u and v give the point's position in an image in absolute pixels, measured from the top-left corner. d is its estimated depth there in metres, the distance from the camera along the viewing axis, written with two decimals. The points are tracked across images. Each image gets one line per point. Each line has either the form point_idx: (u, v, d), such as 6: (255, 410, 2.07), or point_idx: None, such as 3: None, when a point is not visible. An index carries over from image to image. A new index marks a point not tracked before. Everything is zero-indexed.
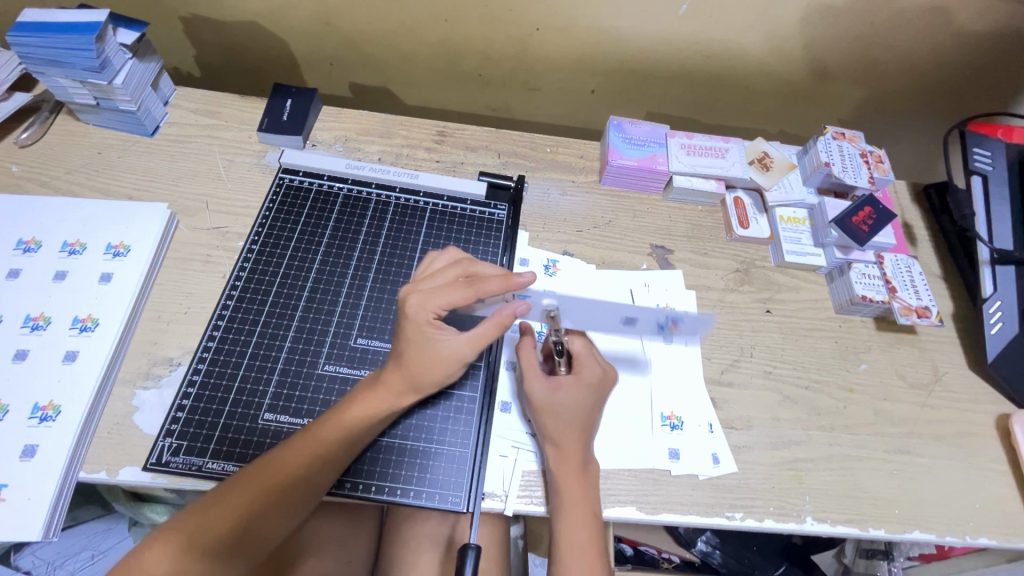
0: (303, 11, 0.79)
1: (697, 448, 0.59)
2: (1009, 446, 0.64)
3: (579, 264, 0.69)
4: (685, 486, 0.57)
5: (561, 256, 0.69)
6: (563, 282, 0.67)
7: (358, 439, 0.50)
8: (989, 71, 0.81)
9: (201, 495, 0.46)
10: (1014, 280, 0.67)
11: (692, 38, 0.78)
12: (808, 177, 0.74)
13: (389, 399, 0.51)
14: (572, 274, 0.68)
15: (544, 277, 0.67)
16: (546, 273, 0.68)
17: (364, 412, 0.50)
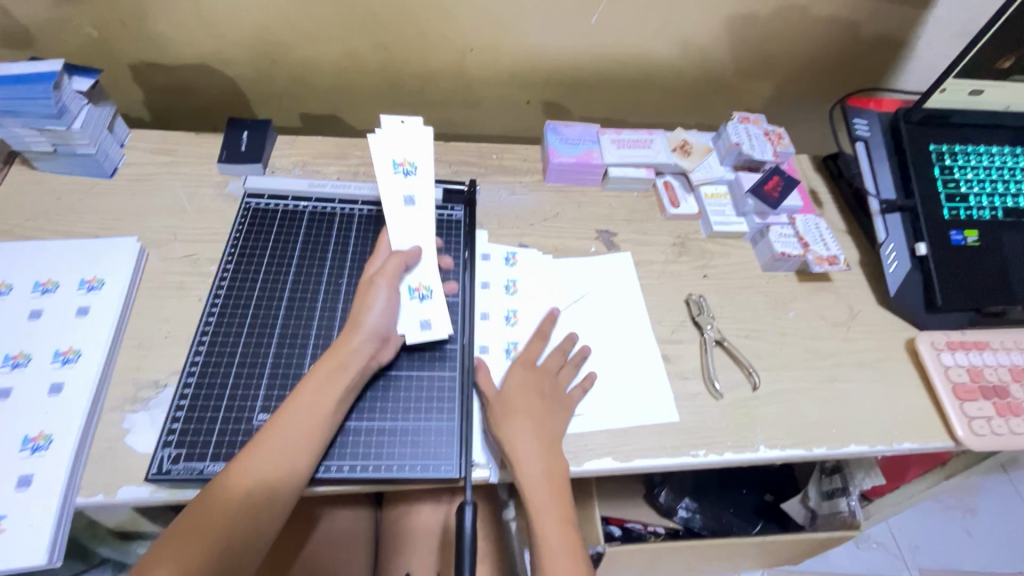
0: (250, 51, 0.84)
1: (659, 399, 0.67)
2: (918, 365, 0.74)
3: (537, 254, 0.76)
4: (652, 433, 0.64)
5: (518, 247, 0.75)
6: (523, 270, 0.74)
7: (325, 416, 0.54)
8: (858, 56, 0.95)
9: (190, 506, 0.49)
10: (901, 225, 0.79)
11: (609, 47, 0.89)
12: (724, 157, 0.85)
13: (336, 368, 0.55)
14: (530, 262, 0.74)
15: (503, 265, 0.74)
16: (506, 264, 0.74)
17: (320, 387, 0.54)
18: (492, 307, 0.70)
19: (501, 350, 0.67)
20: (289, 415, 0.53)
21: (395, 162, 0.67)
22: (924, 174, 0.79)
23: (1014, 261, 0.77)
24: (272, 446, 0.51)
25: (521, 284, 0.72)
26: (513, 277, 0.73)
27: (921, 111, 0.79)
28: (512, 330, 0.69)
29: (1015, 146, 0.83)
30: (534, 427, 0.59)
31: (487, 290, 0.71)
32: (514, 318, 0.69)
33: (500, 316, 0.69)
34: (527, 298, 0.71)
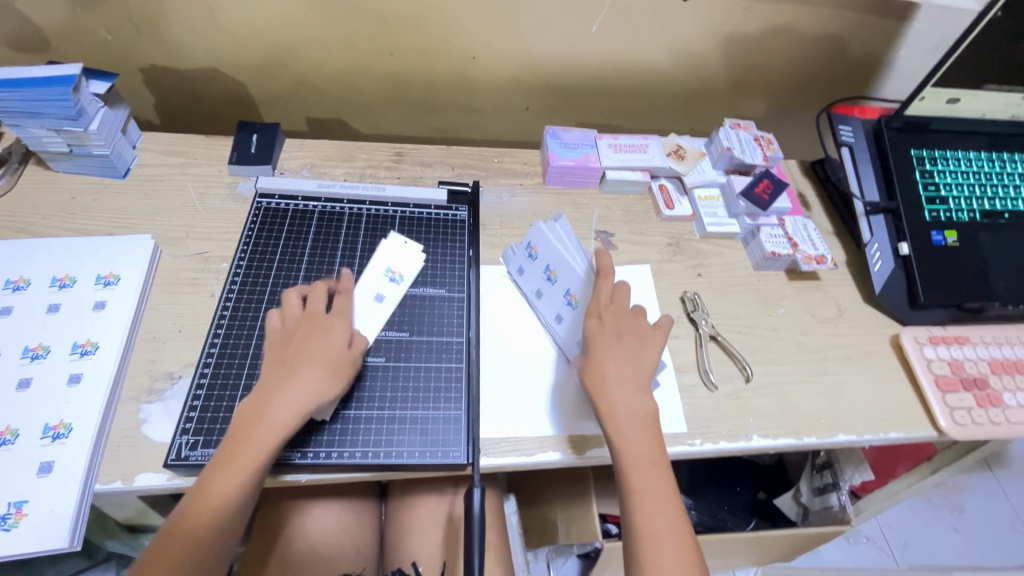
0: (259, 56, 0.86)
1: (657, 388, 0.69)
2: (902, 359, 0.78)
3: (546, 227, 0.68)
4: None
5: (532, 234, 0.71)
6: (548, 253, 0.68)
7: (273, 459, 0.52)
8: (843, 66, 1.00)
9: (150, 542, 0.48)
10: (885, 226, 0.83)
11: (606, 56, 0.92)
12: (717, 161, 0.88)
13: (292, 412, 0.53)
14: (543, 243, 0.69)
15: (532, 262, 0.71)
16: (529, 257, 0.71)
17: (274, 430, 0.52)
18: (555, 306, 0.68)
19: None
20: (271, 425, 0.52)
21: (389, 269, 0.69)
22: (906, 178, 0.83)
23: (992, 261, 0.81)
24: (252, 455, 0.51)
25: (555, 267, 0.67)
26: (546, 263, 0.69)
27: (902, 117, 0.84)
28: (580, 311, 0.65)
29: (991, 152, 0.87)
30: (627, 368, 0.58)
31: (543, 295, 0.70)
32: (573, 298, 0.66)
33: (564, 307, 0.67)
34: (568, 273, 0.66)
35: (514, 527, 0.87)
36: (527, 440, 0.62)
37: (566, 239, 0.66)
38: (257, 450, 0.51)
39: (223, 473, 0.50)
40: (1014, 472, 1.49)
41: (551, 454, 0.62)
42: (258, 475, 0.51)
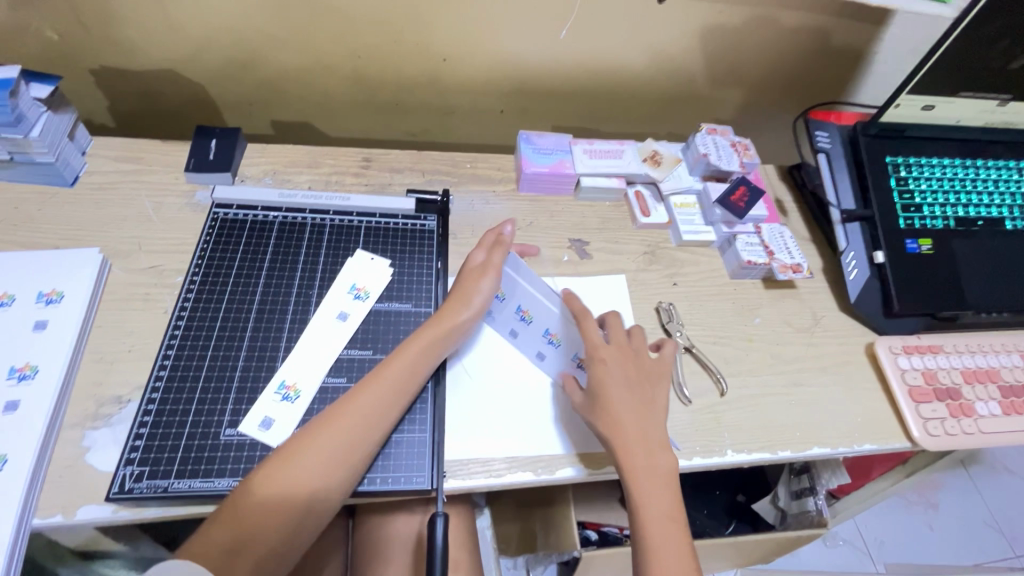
0: (218, 56, 0.82)
1: None
2: (876, 369, 0.77)
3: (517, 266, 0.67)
4: None
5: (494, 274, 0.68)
6: (517, 294, 0.67)
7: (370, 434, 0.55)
8: (820, 70, 0.99)
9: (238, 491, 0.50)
10: (860, 234, 0.82)
11: (581, 58, 0.90)
12: (693, 167, 0.87)
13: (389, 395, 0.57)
14: (512, 285, 0.67)
15: (499, 303, 0.68)
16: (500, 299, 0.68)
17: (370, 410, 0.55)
18: (534, 345, 0.68)
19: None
20: (363, 411, 0.55)
21: (353, 286, 0.67)
22: (881, 186, 0.83)
23: (965, 269, 0.81)
24: (318, 450, 0.52)
25: (529, 307, 0.67)
26: (516, 304, 0.68)
27: (878, 124, 0.83)
28: (565, 347, 0.67)
29: (966, 158, 0.87)
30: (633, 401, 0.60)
31: (518, 334, 0.69)
32: (554, 335, 0.67)
33: (547, 346, 0.67)
34: (544, 312, 0.67)
35: (488, 542, 0.86)
36: (496, 460, 0.60)
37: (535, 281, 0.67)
38: (328, 448, 0.52)
39: (282, 465, 0.51)
40: (987, 470, 1.51)
41: (520, 475, 0.60)
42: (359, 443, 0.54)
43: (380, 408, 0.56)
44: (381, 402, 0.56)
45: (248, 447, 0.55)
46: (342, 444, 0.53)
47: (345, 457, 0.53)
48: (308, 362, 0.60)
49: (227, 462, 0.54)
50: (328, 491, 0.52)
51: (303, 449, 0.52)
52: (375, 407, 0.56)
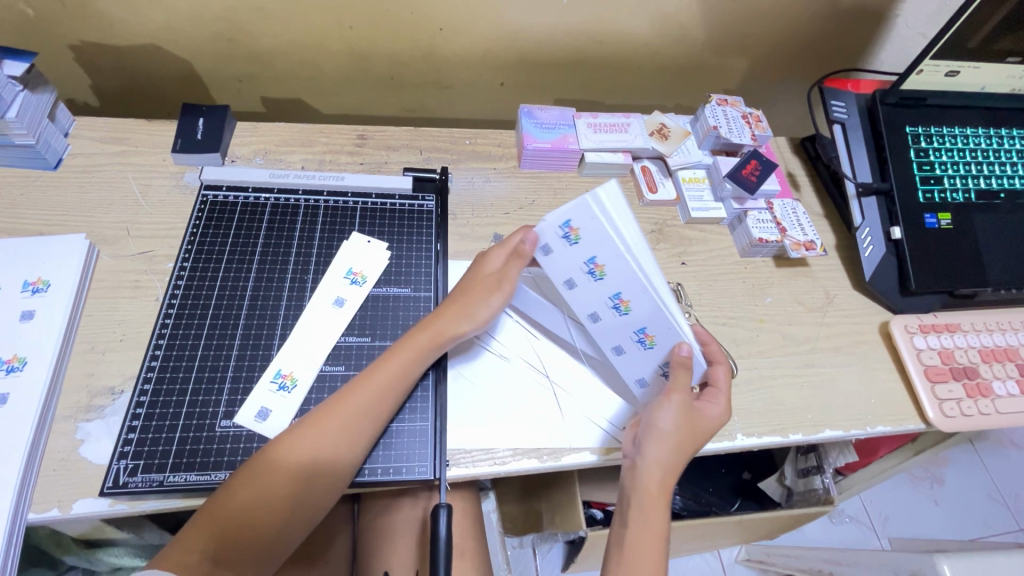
0: (204, 30, 0.78)
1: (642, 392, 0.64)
2: (891, 349, 0.75)
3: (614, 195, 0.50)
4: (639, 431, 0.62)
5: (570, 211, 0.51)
6: (592, 242, 0.52)
7: (358, 429, 0.52)
8: (836, 34, 0.94)
9: (221, 486, 0.49)
10: (876, 208, 0.79)
11: (585, 26, 0.85)
12: (702, 141, 0.83)
13: (385, 389, 0.54)
14: (593, 232, 0.52)
15: (578, 250, 0.53)
16: (566, 241, 0.53)
17: (364, 407, 0.53)
18: (593, 303, 0.57)
19: (633, 342, 0.58)
20: (354, 410, 0.52)
21: (349, 270, 0.65)
22: (899, 157, 0.79)
23: (986, 244, 0.77)
24: (297, 451, 0.50)
25: (606, 262, 0.53)
26: (591, 256, 0.53)
27: (897, 92, 0.79)
28: (630, 319, 0.56)
29: (989, 128, 0.83)
30: (679, 418, 0.54)
31: (575, 287, 0.56)
32: (622, 303, 0.55)
33: (607, 310, 0.56)
34: (622, 278, 0.53)
35: (494, 525, 0.85)
36: (499, 448, 0.59)
37: (623, 232, 0.51)
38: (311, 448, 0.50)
39: (267, 466, 0.49)
40: (996, 445, 1.50)
41: (526, 462, 0.58)
42: (349, 437, 0.52)
43: (366, 415, 0.53)
44: (368, 404, 0.53)
45: (244, 438, 0.54)
46: (325, 447, 0.51)
47: (329, 460, 0.51)
48: (306, 350, 0.59)
49: (224, 455, 0.53)
50: (316, 488, 0.51)
51: (286, 448, 0.50)
52: (364, 410, 0.53)
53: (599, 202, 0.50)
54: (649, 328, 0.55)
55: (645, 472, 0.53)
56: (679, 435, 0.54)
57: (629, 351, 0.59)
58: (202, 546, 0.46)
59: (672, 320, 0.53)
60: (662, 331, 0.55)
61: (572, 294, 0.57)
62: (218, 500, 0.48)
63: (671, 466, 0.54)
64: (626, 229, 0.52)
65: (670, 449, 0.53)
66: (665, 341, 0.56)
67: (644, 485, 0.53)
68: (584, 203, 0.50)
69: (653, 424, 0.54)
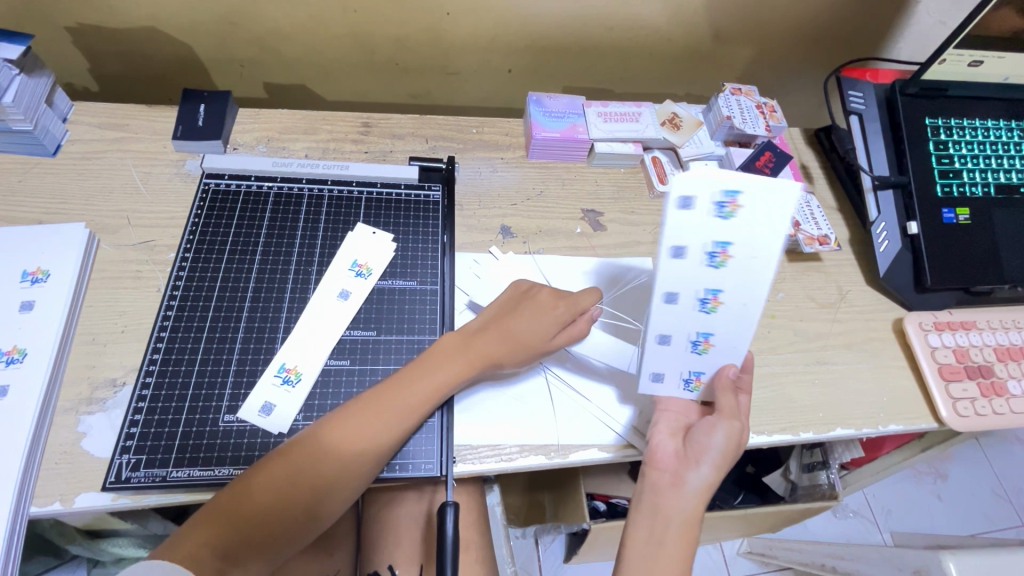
0: (204, 13, 0.76)
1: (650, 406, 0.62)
2: (905, 346, 0.73)
3: (790, 194, 0.47)
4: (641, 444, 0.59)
5: (745, 183, 0.47)
6: (739, 229, 0.48)
7: (383, 435, 0.51)
8: (854, 21, 0.91)
9: (238, 479, 0.48)
10: (893, 202, 0.77)
11: (596, 12, 0.83)
12: (715, 132, 0.81)
13: (416, 394, 0.53)
14: (748, 218, 0.48)
15: (723, 227, 0.48)
16: (719, 212, 0.48)
17: (390, 412, 0.52)
18: (683, 284, 0.51)
19: (686, 341, 0.54)
20: (383, 413, 0.52)
21: (355, 262, 0.63)
22: (918, 149, 0.77)
23: (1005, 240, 0.76)
24: (319, 448, 0.49)
25: (734, 255, 0.49)
26: (725, 241, 0.49)
27: (918, 83, 0.76)
28: (706, 319, 0.52)
29: (1011, 120, 0.80)
30: (730, 442, 0.51)
31: (681, 259, 0.50)
32: (712, 304, 0.52)
33: (693, 300, 0.52)
34: (735, 279, 0.50)
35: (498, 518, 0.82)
36: (506, 444, 0.58)
37: (776, 238, 0.49)
38: (334, 446, 0.50)
39: (286, 465, 0.48)
40: (1000, 440, 1.50)
41: (533, 459, 0.57)
42: (378, 440, 0.51)
43: (393, 418, 0.52)
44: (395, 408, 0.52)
45: (247, 433, 0.53)
46: (347, 446, 0.50)
47: (350, 461, 0.50)
48: (310, 343, 0.58)
49: (228, 451, 0.52)
50: (333, 489, 0.49)
51: (311, 448, 0.49)
52: (393, 413, 0.52)
53: (781, 196, 0.47)
54: (716, 336, 0.53)
55: (687, 493, 0.50)
56: (724, 459, 0.51)
57: (673, 347, 0.54)
58: (212, 542, 0.45)
59: (745, 336, 0.53)
60: (725, 344, 0.54)
61: (666, 264, 0.50)
62: (231, 495, 0.47)
63: (711, 491, 0.51)
64: (776, 243, 0.49)
65: (713, 472, 0.51)
66: (717, 356, 0.54)
67: (683, 505, 0.49)
68: (775, 189, 0.47)
69: (706, 446, 0.51)
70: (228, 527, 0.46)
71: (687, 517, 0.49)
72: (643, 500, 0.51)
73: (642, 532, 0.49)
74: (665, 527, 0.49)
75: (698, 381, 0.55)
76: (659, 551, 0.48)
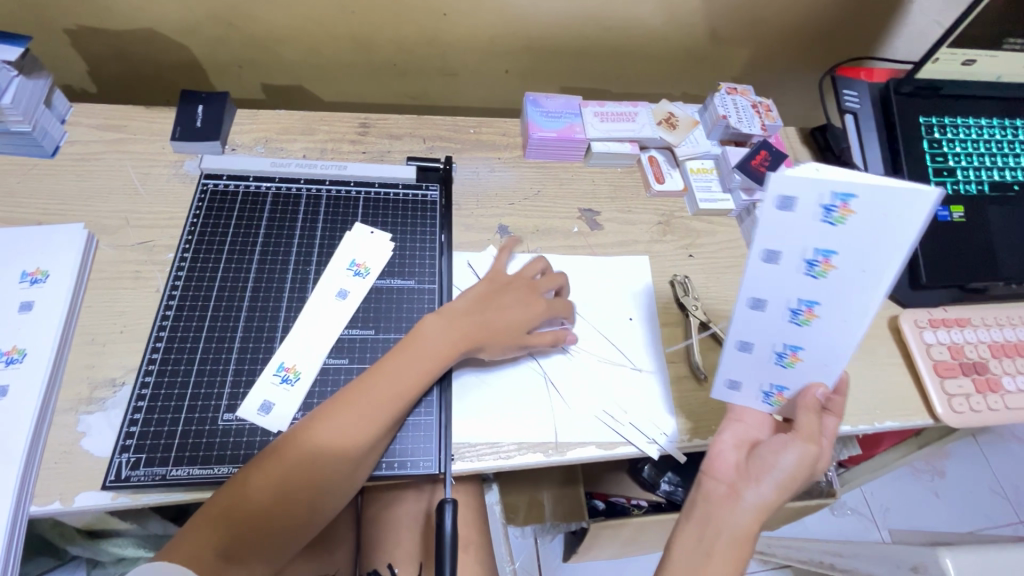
0: (202, 14, 0.76)
1: (645, 405, 0.62)
2: (900, 343, 0.74)
3: (921, 203, 0.40)
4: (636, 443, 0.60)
5: (863, 187, 0.40)
6: (851, 238, 0.42)
7: (372, 427, 0.51)
8: (848, 21, 0.92)
9: (234, 478, 0.48)
10: None
11: (592, 13, 0.83)
12: (710, 131, 0.82)
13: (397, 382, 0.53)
14: (865, 226, 0.41)
15: (827, 234, 0.42)
16: (828, 218, 0.41)
17: (376, 404, 0.51)
18: (776, 292, 0.46)
19: (772, 353, 0.50)
20: (370, 406, 0.51)
21: (353, 261, 0.64)
22: (913, 147, 0.78)
23: (999, 237, 0.76)
24: (310, 444, 0.49)
25: (837, 265, 0.44)
26: (830, 249, 0.43)
27: (912, 82, 0.77)
28: (797, 331, 0.48)
29: (1005, 118, 0.81)
30: (801, 463, 0.47)
31: (777, 263, 0.44)
32: (805, 317, 0.47)
33: (784, 310, 0.47)
34: (836, 291, 0.45)
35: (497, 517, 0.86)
36: (505, 442, 0.58)
37: (891, 252, 0.42)
38: (326, 442, 0.50)
39: (281, 462, 0.49)
40: (997, 437, 1.50)
41: (531, 456, 0.58)
42: (366, 433, 0.51)
43: (380, 409, 0.51)
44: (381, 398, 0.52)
45: (246, 432, 0.53)
46: (338, 441, 0.50)
47: (343, 455, 0.50)
48: (308, 342, 0.58)
49: (227, 449, 0.52)
50: (330, 483, 0.50)
51: (302, 444, 0.49)
52: (379, 405, 0.52)
53: (904, 207, 0.40)
54: (806, 350, 0.48)
55: (743, 508, 0.47)
56: (792, 480, 0.47)
57: (756, 356, 0.50)
58: (213, 540, 0.45)
59: (838, 353, 0.48)
60: (815, 360, 0.49)
61: (756, 268, 0.45)
62: (228, 494, 0.47)
63: (769, 510, 0.47)
64: (893, 253, 0.42)
65: (776, 491, 0.47)
66: (807, 370, 0.50)
67: (739, 521, 0.46)
68: (900, 194, 0.40)
69: (772, 465, 0.47)
70: (228, 527, 0.46)
71: (739, 532, 0.46)
72: (696, 510, 0.49)
73: (689, 541, 0.47)
74: (714, 540, 0.46)
75: (779, 396, 0.52)
76: (706, 561, 0.45)
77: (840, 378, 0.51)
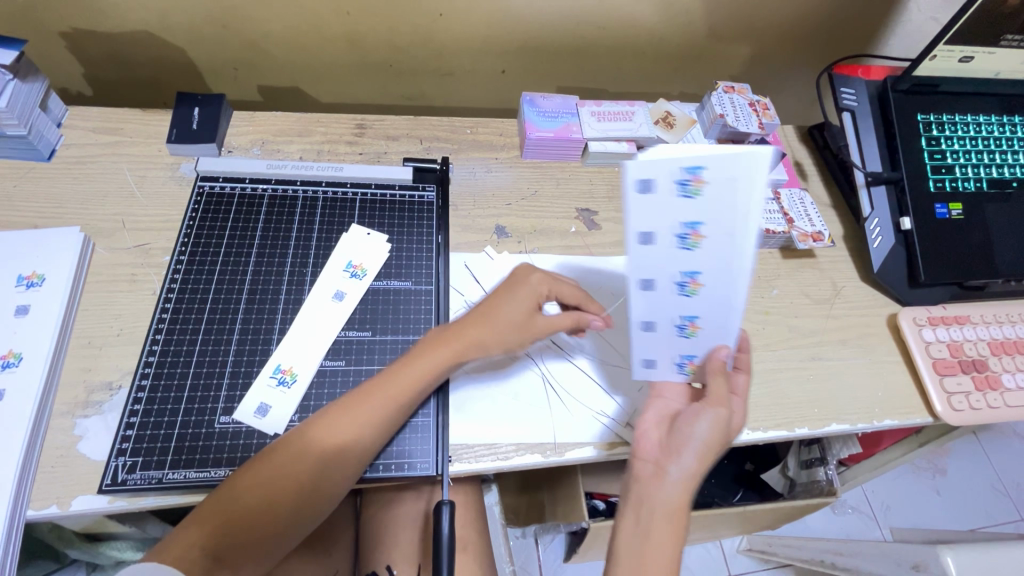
0: (197, 16, 0.76)
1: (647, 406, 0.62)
2: (899, 341, 0.74)
3: (758, 162, 0.46)
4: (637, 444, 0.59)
5: (705, 159, 0.47)
6: (709, 203, 0.48)
7: (366, 430, 0.51)
8: (845, 18, 0.91)
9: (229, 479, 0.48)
10: (886, 198, 0.78)
11: (588, 12, 0.83)
12: (708, 130, 0.82)
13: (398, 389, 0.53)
14: (718, 191, 0.47)
15: (688, 206, 0.48)
16: (684, 191, 0.47)
17: (374, 409, 0.52)
18: (660, 269, 0.50)
19: (672, 326, 0.53)
20: (367, 409, 0.51)
21: (349, 263, 0.64)
22: (911, 145, 0.77)
23: (998, 234, 0.76)
24: (306, 446, 0.50)
25: (706, 233, 0.48)
26: (694, 221, 0.48)
27: (910, 79, 0.77)
28: (689, 303, 0.52)
29: (1003, 115, 0.81)
30: (715, 430, 0.49)
31: (653, 245, 0.49)
32: (693, 286, 0.51)
33: (672, 285, 0.51)
34: (710, 256, 0.49)
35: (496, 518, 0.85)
36: (502, 443, 0.58)
37: (745, 211, 0.47)
38: (320, 443, 0.50)
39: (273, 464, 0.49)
40: (999, 435, 1.50)
41: (529, 458, 0.57)
42: (360, 435, 0.51)
43: (377, 413, 0.52)
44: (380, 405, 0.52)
45: (243, 434, 0.53)
46: (333, 443, 0.50)
47: (336, 457, 0.50)
48: (305, 344, 0.58)
49: (224, 451, 0.52)
50: (319, 485, 0.50)
51: (297, 446, 0.50)
52: (378, 410, 0.52)
53: (748, 166, 0.46)
54: (702, 318, 0.52)
55: (669, 482, 0.47)
56: (711, 448, 0.49)
57: (660, 333, 0.53)
58: (200, 540, 0.45)
59: (734, 312, 0.51)
60: (714, 326, 0.52)
61: (636, 251, 0.50)
62: (220, 495, 0.47)
63: (695, 480, 0.48)
64: (751, 211, 0.47)
65: (698, 461, 0.48)
66: (709, 338, 0.53)
67: (669, 495, 0.47)
68: (735, 158, 0.46)
69: (688, 436, 0.49)
70: (216, 527, 0.46)
71: (672, 507, 0.47)
72: (630, 493, 0.49)
73: (629, 524, 0.47)
74: (650, 520, 0.46)
75: (690, 365, 0.54)
76: (646, 542, 0.45)
77: (740, 338, 0.55)
